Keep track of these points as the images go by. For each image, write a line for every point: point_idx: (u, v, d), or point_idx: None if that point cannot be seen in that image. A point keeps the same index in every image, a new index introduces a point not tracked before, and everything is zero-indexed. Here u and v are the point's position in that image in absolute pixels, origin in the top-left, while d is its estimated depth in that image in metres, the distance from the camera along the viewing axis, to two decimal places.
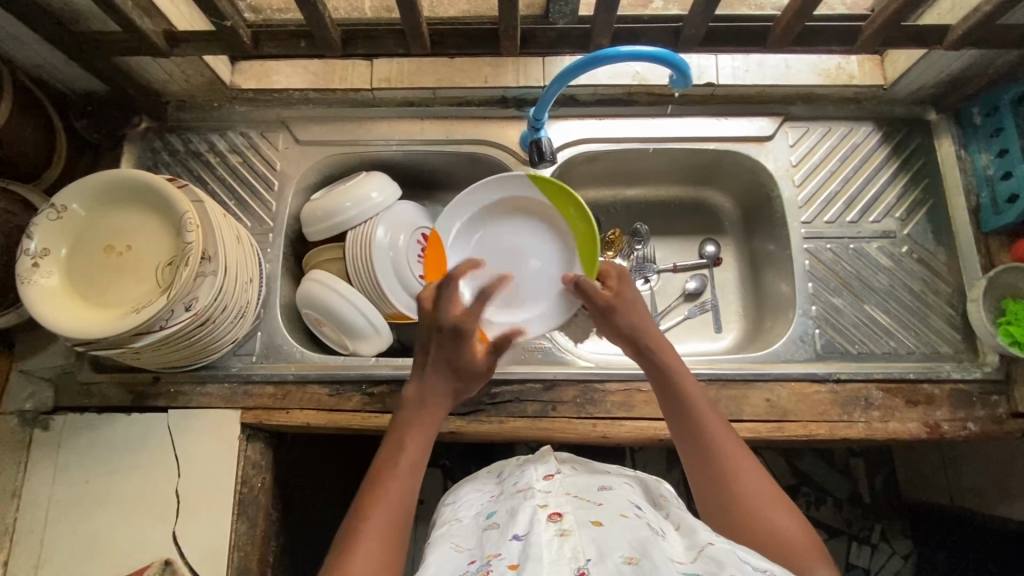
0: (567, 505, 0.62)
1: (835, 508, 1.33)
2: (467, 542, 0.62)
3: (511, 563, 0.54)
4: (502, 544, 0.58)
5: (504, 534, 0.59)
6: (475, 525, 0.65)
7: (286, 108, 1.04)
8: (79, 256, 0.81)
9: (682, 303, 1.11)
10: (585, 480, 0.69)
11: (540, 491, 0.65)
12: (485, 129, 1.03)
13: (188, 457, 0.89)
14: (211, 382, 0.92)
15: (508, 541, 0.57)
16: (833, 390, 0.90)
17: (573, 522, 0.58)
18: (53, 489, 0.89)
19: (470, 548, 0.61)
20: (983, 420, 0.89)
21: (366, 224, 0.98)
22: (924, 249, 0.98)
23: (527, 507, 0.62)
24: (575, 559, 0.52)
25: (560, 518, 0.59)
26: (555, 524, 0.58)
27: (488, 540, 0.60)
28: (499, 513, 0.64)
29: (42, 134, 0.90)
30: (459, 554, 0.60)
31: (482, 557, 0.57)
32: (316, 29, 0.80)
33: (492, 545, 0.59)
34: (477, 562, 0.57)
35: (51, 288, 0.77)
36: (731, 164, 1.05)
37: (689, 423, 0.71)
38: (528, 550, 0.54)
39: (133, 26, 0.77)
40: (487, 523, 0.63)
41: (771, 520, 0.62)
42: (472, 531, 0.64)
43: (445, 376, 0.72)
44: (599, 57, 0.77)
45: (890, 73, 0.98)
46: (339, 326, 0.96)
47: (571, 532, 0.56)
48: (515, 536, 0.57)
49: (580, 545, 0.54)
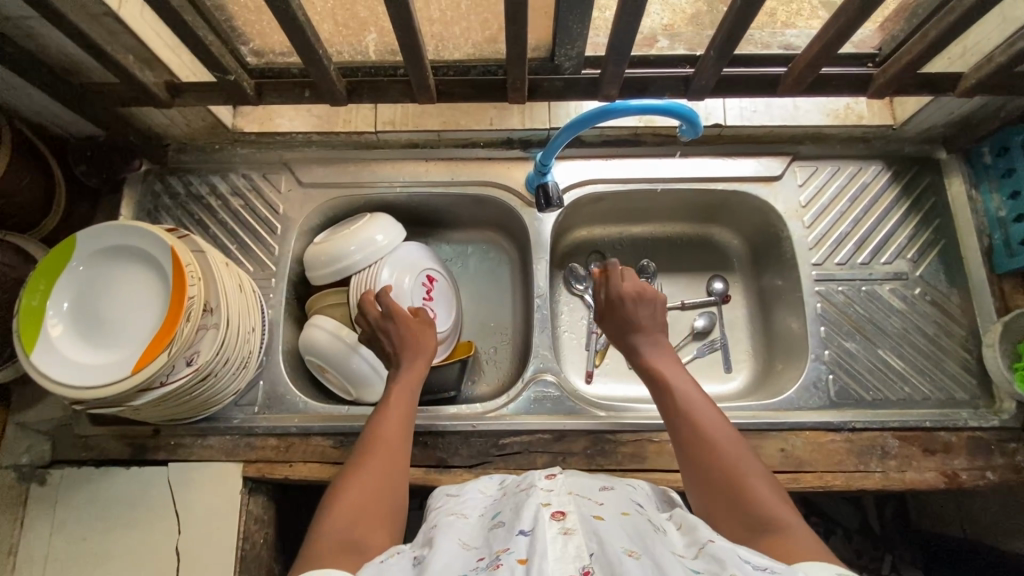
0: (570, 503, 0.59)
1: (845, 540, 1.30)
2: (473, 540, 0.59)
3: (519, 558, 0.51)
4: (509, 540, 0.55)
5: (510, 531, 0.56)
6: (480, 526, 0.62)
7: (289, 150, 1.03)
8: (64, 300, 0.78)
9: (691, 341, 1.09)
10: (586, 480, 0.67)
11: (542, 489, 0.63)
12: (491, 170, 1.01)
13: (189, 512, 0.87)
14: (212, 435, 0.90)
15: (514, 537, 0.55)
16: (849, 439, 0.88)
17: (577, 520, 0.56)
18: (49, 546, 0.87)
19: (477, 546, 0.57)
20: (1002, 468, 0.87)
21: (371, 268, 0.96)
22: (938, 291, 0.96)
23: (531, 504, 0.59)
24: (580, 557, 0.51)
25: (564, 516, 0.57)
26: (558, 522, 0.56)
27: (494, 538, 0.57)
28: (504, 512, 0.62)
29: (39, 183, 0.89)
30: (466, 551, 0.57)
31: (490, 553, 0.54)
32: (322, 80, 0.79)
33: (498, 542, 0.56)
34: (485, 558, 0.54)
35: (34, 335, 0.75)
36: (738, 202, 1.04)
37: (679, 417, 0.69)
38: (535, 546, 0.52)
39: (133, 79, 0.76)
40: (493, 523, 0.60)
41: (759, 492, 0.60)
42: (477, 531, 0.61)
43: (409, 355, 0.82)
44: (608, 110, 0.76)
45: (899, 112, 0.97)
46: (344, 374, 0.94)
47: (575, 530, 0.55)
48: (522, 531, 0.55)
49: (584, 543, 0.53)
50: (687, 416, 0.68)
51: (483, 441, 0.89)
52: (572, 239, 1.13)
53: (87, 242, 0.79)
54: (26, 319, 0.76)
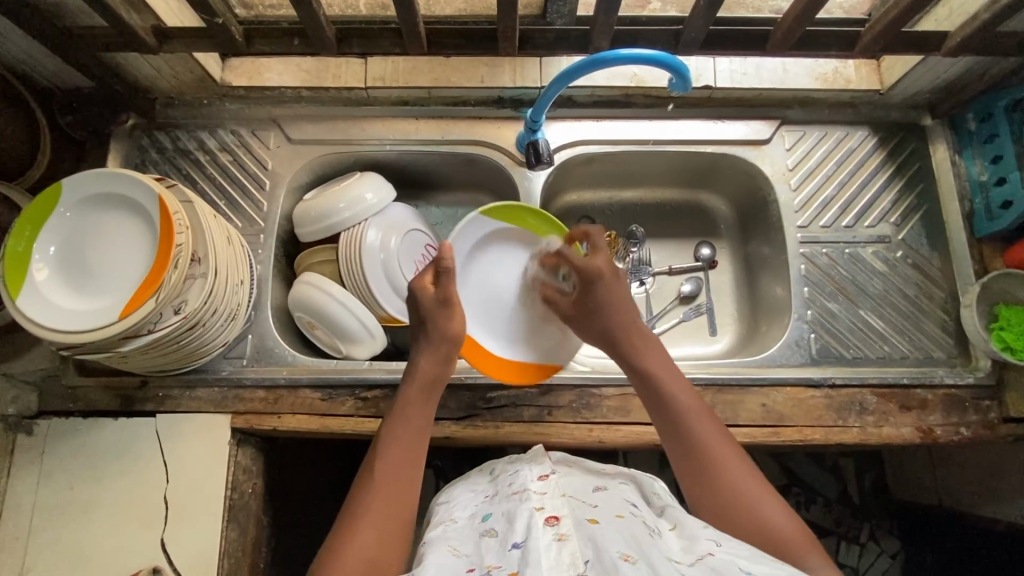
0: (564, 507, 0.62)
1: (826, 508, 1.31)
2: (463, 545, 0.61)
3: (511, 571, 0.54)
4: (501, 554, 0.57)
5: (502, 543, 0.58)
6: (471, 529, 0.64)
7: (278, 107, 1.02)
8: (49, 247, 0.78)
9: (678, 306, 1.11)
10: (580, 481, 0.70)
11: (536, 493, 0.65)
12: (481, 130, 1.01)
13: (177, 463, 0.88)
14: (200, 386, 0.91)
15: (507, 551, 0.57)
16: (828, 395, 0.90)
17: (571, 525, 0.58)
18: (37, 495, 0.87)
19: (467, 554, 0.59)
20: (975, 425, 0.90)
21: (357, 226, 0.97)
22: (919, 254, 0.98)
23: (524, 511, 0.61)
24: (574, 564, 0.54)
25: (558, 522, 0.59)
26: (553, 528, 0.58)
27: (486, 548, 0.59)
28: (495, 517, 0.64)
29: (25, 130, 0.88)
30: (457, 560, 0.59)
31: (481, 566, 0.56)
32: (311, 27, 0.78)
33: (491, 554, 0.58)
34: (475, 569, 0.56)
35: (19, 278, 0.75)
36: (727, 167, 1.05)
37: (677, 426, 0.70)
38: (527, 558, 0.54)
39: (121, 22, 0.75)
40: (484, 529, 0.62)
41: (768, 515, 0.63)
42: (468, 536, 0.63)
43: (435, 348, 0.78)
44: (599, 59, 0.76)
45: (886, 77, 0.98)
46: (332, 329, 0.94)
47: (569, 536, 0.57)
48: (515, 544, 0.57)
49: (579, 549, 0.55)
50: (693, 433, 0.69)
51: (471, 394, 0.90)
52: (561, 204, 1.14)
53: (74, 188, 0.79)
54: (11, 264, 0.75)
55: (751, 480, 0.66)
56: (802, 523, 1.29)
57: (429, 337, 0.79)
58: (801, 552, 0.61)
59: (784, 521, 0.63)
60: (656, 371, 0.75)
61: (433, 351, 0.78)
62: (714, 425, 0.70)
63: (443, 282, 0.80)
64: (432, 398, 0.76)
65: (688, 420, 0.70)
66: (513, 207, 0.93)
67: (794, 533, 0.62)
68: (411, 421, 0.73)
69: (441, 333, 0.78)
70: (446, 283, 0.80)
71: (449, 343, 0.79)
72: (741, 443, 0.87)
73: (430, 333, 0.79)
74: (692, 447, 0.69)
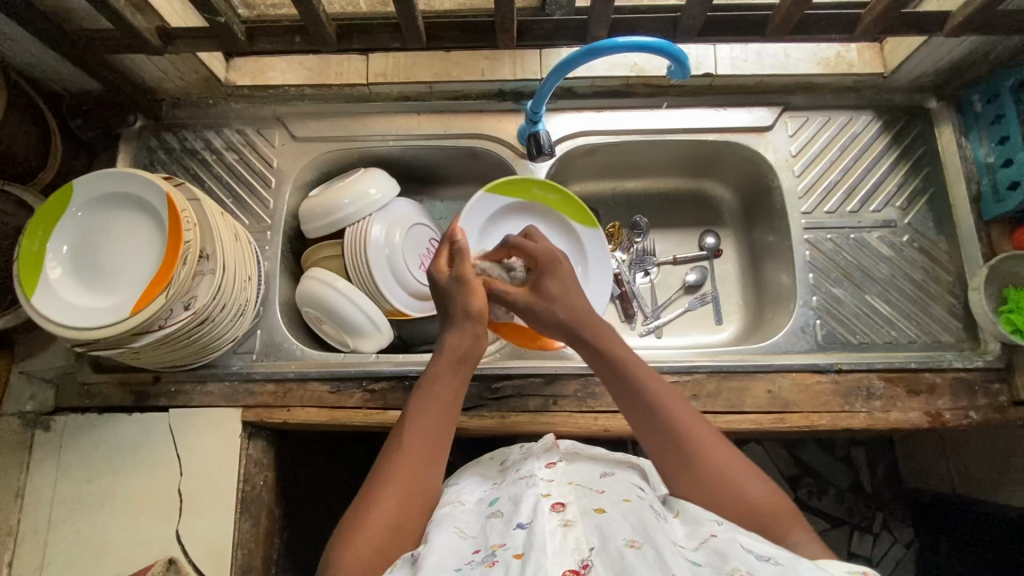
0: (570, 493, 0.62)
1: (838, 498, 1.30)
2: (469, 528, 0.62)
3: (516, 552, 0.54)
4: (507, 534, 0.58)
5: (508, 524, 0.59)
6: (478, 512, 0.65)
7: (282, 105, 1.03)
8: (62, 245, 0.79)
9: (683, 296, 1.11)
10: (586, 468, 0.70)
11: (543, 479, 0.65)
12: (483, 123, 1.02)
13: (192, 456, 0.89)
14: (211, 381, 0.92)
15: (512, 530, 0.58)
16: (835, 380, 0.90)
17: (577, 512, 0.59)
18: (56, 488, 0.89)
19: (474, 536, 0.60)
20: (985, 408, 0.89)
21: (362, 223, 0.98)
22: (925, 238, 0.98)
23: (531, 496, 0.62)
24: (578, 550, 0.53)
25: (563, 508, 0.59)
26: (558, 513, 0.58)
27: (492, 529, 0.60)
28: (502, 501, 0.64)
29: (36, 133, 0.90)
30: (463, 541, 0.60)
31: (486, 546, 0.57)
32: (312, 25, 0.79)
33: (495, 535, 0.59)
34: (480, 551, 0.57)
35: (33, 277, 0.76)
36: (730, 154, 1.05)
37: (650, 414, 0.68)
38: (532, 540, 0.55)
39: (125, 23, 0.76)
40: (491, 512, 0.63)
41: (749, 490, 0.63)
42: (475, 518, 0.64)
43: (461, 323, 0.78)
44: (596, 48, 0.77)
45: (890, 60, 0.97)
46: (339, 323, 0.96)
47: (574, 522, 0.57)
48: (520, 525, 0.58)
49: (584, 535, 0.55)
50: (669, 420, 0.67)
51: (477, 385, 0.91)
52: None
53: (84, 189, 0.80)
54: (27, 263, 0.77)
55: (729, 459, 0.65)
56: (815, 513, 1.28)
57: (452, 317, 0.79)
58: (786, 524, 0.61)
59: (767, 492, 0.63)
60: (618, 349, 0.74)
61: (459, 327, 0.78)
62: (687, 408, 0.69)
63: (457, 264, 0.82)
64: (461, 372, 0.75)
65: (657, 403, 0.68)
66: (516, 180, 0.98)
67: (775, 503, 0.62)
68: (442, 394, 0.72)
69: (464, 307, 0.79)
70: (459, 263, 0.82)
71: (473, 320, 0.78)
72: (747, 430, 0.87)
73: (452, 310, 0.79)
74: (663, 429, 0.67)
